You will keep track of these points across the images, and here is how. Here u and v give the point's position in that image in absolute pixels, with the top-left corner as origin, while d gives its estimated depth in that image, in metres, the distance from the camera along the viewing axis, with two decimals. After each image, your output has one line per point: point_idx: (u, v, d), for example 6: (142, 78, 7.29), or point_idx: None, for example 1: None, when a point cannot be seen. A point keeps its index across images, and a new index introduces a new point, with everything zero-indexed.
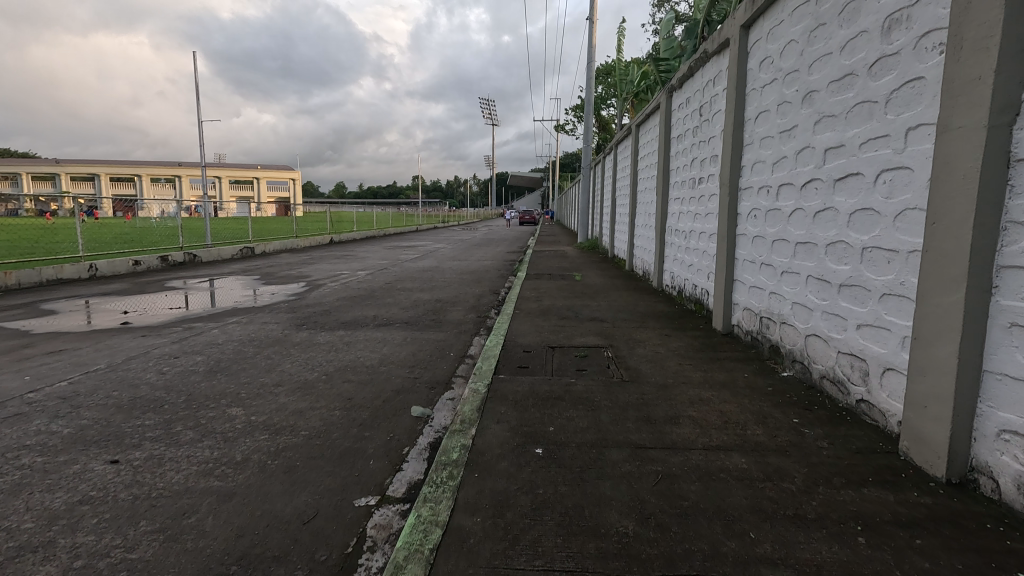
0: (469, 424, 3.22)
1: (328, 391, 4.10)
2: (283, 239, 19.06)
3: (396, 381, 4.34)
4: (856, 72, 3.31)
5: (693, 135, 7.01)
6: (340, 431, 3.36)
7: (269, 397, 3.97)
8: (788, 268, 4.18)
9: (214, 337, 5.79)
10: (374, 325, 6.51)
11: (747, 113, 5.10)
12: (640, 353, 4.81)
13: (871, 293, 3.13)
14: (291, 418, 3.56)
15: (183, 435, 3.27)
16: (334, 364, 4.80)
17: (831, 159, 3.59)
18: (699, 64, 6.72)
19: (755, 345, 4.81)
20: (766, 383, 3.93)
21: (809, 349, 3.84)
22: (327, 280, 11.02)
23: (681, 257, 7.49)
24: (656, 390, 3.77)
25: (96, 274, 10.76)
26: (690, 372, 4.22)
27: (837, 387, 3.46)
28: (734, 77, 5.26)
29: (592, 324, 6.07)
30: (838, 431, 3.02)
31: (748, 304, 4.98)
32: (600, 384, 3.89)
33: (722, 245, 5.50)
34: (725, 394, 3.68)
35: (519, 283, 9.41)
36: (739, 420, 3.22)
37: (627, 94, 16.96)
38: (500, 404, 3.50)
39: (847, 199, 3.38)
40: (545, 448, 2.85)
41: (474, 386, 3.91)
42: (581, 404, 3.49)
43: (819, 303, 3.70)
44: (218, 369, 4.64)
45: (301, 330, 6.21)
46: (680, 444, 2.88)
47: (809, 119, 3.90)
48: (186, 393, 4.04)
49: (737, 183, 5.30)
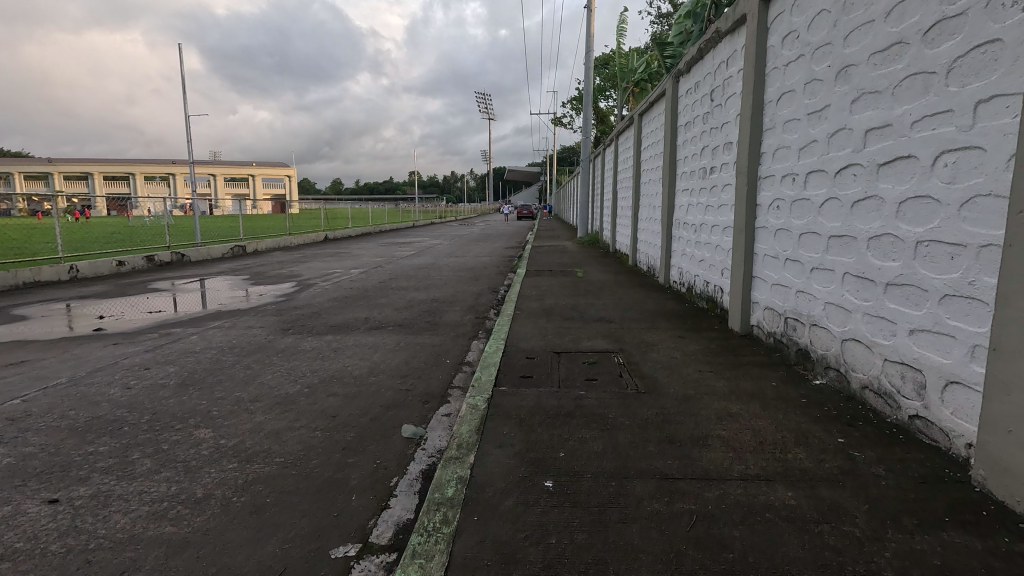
0: (467, 449, 2.81)
1: (311, 407, 3.68)
2: (275, 238, 18.59)
3: (386, 394, 3.92)
4: (907, 40, 2.89)
5: (703, 122, 6.58)
6: (320, 457, 2.95)
7: (244, 415, 3.55)
8: (820, 264, 3.77)
9: (190, 344, 5.36)
10: (365, 328, 6.08)
11: (767, 94, 4.68)
12: (653, 357, 4.41)
13: (926, 294, 2.72)
14: (266, 441, 3.14)
15: (140, 465, 2.85)
16: (319, 375, 4.38)
17: (874, 142, 3.17)
18: (711, 46, 6.30)
19: (780, 349, 4.40)
20: (798, 393, 3.52)
21: (847, 355, 3.43)
22: (319, 279, 10.56)
23: (690, 251, 7.08)
24: (677, 404, 3.36)
25: (77, 275, 10.32)
26: (712, 380, 3.80)
27: (883, 400, 3.06)
28: (752, 56, 4.83)
29: (599, 326, 5.66)
30: (894, 453, 2.61)
31: (770, 303, 4.57)
32: (613, 396, 3.48)
33: (739, 240, 5.08)
34: (756, 407, 3.27)
35: (519, 281, 9.00)
36: (776, 440, 2.81)
37: (627, 84, 16.53)
38: (503, 423, 3.09)
39: (895, 186, 2.97)
40: (556, 481, 2.43)
41: (472, 400, 3.50)
42: (594, 422, 3.08)
43: (859, 303, 3.29)
44: (191, 382, 4.22)
45: (287, 335, 5.77)
46: (714, 473, 2.47)
47: (845, 98, 3.49)
48: (152, 411, 3.62)
49: (757, 171, 4.87)
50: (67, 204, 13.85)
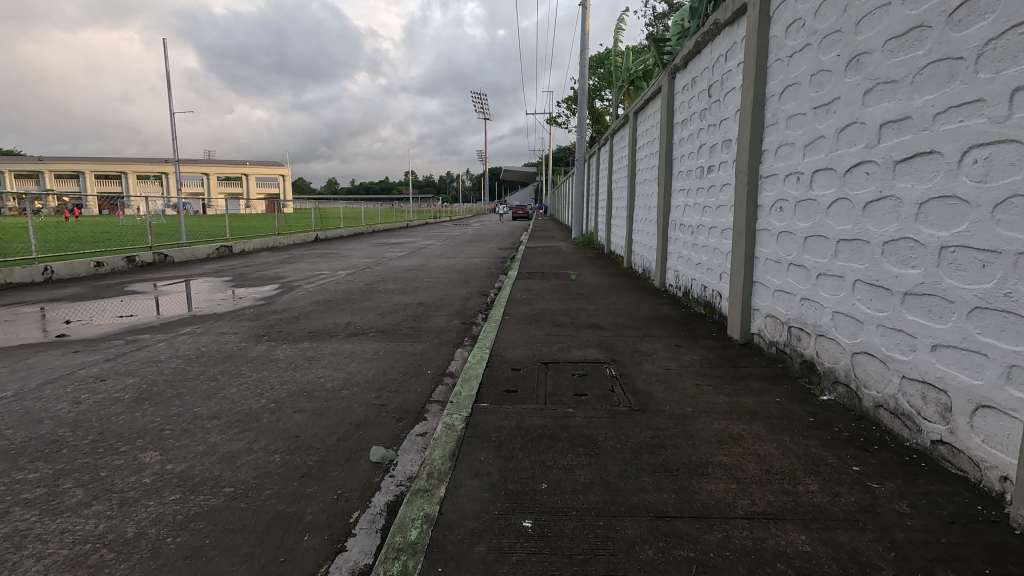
0: (438, 479, 2.50)
1: (273, 426, 3.37)
2: (263, 238, 18.21)
3: (357, 411, 3.61)
4: (929, 22, 2.60)
5: (701, 119, 6.29)
6: (274, 487, 2.63)
7: (198, 435, 3.23)
8: (827, 270, 3.48)
9: (156, 353, 5.03)
10: (345, 335, 5.76)
11: (769, 88, 4.40)
12: (648, 369, 4.11)
13: (953, 306, 2.44)
14: (217, 467, 2.83)
15: (70, 497, 2.53)
16: (287, 388, 4.06)
17: (890, 136, 2.89)
18: (709, 39, 6.01)
19: (783, 360, 4.10)
20: (805, 411, 3.23)
21: (858, 369, 3.16)
22: (303, 281, 10.21)
23: (687, 254, 6.80)
24: (673, 424, 3.06)
25: (52, 277, 9.96)
26: (711, 396, 3.51)
27: (901, 422, 2.78)
28: (753, 48, 4.55)
29: (591, 333, 5.35)
30: (917, 486, 2.33)
31: (773, 310, 4.28)
32: (604, 415, 3.18)
33: (739, 242, 4.79)
34: (759, 428, 2.97)
35: (509, 284, 8.70)
36: (785, 468, 2.51)
37: (622, 83, 16.26)
38: (479, 447, 2.79)
39: (915, 186, 2.69)
40: (536, 521, 2.13)
41: (449, 419, 3.19)
42: (580, 446, 2.78)
43: (873, 314, 3.01)
44: (147, 397, 3.89)
45: (260, 342, 5.45)
46: (714, 510, 2.18)
47: (856, 90, 3.20)
48: (97, 431, 3.29)
49: (758, 169, 4.58)
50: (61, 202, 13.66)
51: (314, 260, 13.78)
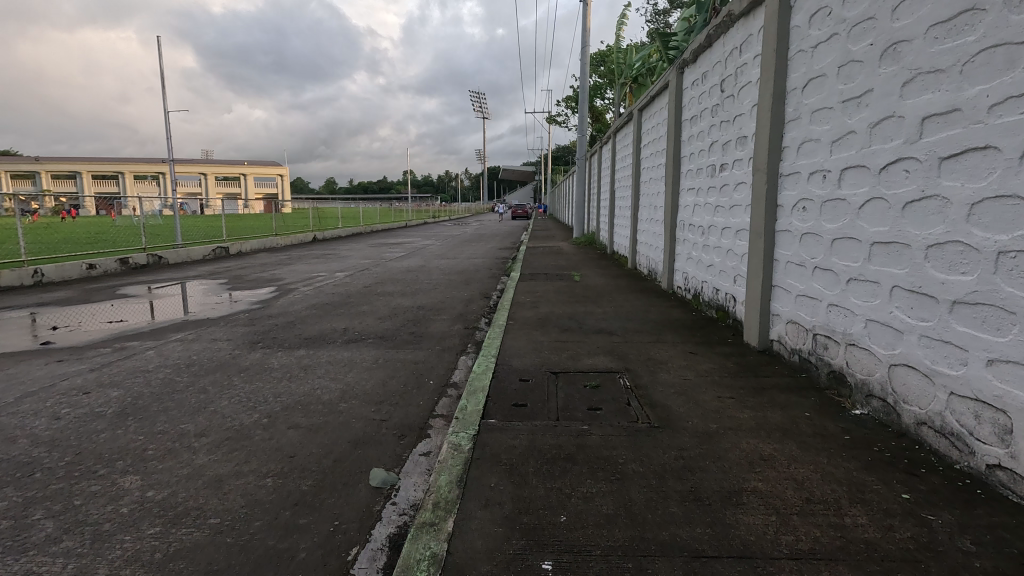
0: (444, 510, 2.27)
1: (265, 444, 3.13)
2: (260, 238, 17.97)
3: (356, 427, 3.37)
4: (983, 5, 2.37)
5: (712, 116, 6.06)
6: (264, 518, 2.39)
7: (183, 456, 2.99)
8: (859, 275, 3.25)
9: (143, 362, 4.79)
10: (342, 341, 5.53)
11: (790, 80, 4.16)
12: (664, 379, 3.88)
13: (1014, 317, 2.21)
14: (202, 494, 2.59)
15: (38, 531, 2.29)
16: (281, 400, 3.82)
17: (934, 131, 2.66)
18: (721, 32, 5.78)
19: (807, 369, 3.88)
20: (839, 427, 3.00)
21: (896, 382, 2.93)
22: (300, 284, 9.96)
23: (697, 255, 6.57)
24: (698, 443, 2.83)
25: (42, 280, 9.72)
26: (735, 410, 3.27)
27: (949, 442, 2.55)
28: (772, 39, 4.31)
29: (600, 339, 5.11)
30: (979, 518, 2.10)
31: (795, 316, 4.05)
32: (621, 433, 2.95)
33: (757, 244, 4.56)
34: (792, 448, 2.74)
35: (512, 286, 8.48)
36: (827, 497, 2.28)
37: (624, 80, 16.03)
38: (489, 472, 2.56)
39: (965, 185, 2.46)
40: (557, 563, 1.90)
41: (455, 438, 2.95)
42: (599, 470, 2.55)
43: (914, 323, 2.77)
44: (131, 412, 3.65)
45: (254, 349, 5.20)
46: (755, 549, 1.95)
47: (893, 81, 2.96)
48: (75, 451, 3.05)
49: (777, 167, 4.35)
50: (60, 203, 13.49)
51: (311, 261, 13.53)
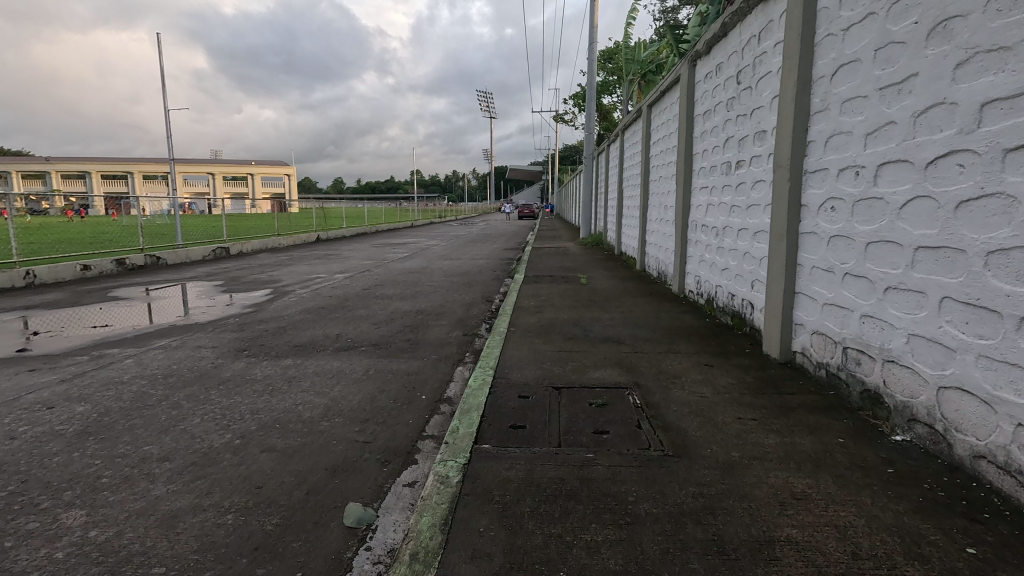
0: (425, 564, 1.93)
1: (232, 471, 2.80)
2: (262, 238, 17.73)
3: (336, 450, 3.04)
4: None
5: (728, 110, 5.69)
6: (217, 567, 2.06)
7: (140, 486, 2.67)
8: (900, 283, 2.88)
9: (119, 372, 4.48)
10: (333, 349, 5.21)
11: (817, 68, 3.79)
12: (678, 396, 3.53)
13: None
14: (151, 535, 2.26)
15: None
16: (257, 418, 3.49)
17: (997, 119, 2.29)
18: (738, 19, 5.41)
19: (836, 385, 3.51)
20: (880, 457, 2.64)
21: (945, 408, 2.57)
22: (297, 286, 9.67)
23: (710, 258, 6.20)
24: (720, 476, 2.47)
25: (34, 281, 9.50)
26: (758, 435, 2.92)
27: (1016, 481, 2.19)
28: (797, 23, 3.94)
29: (608, 348, 4.76)
30: None
31: (822, 327, 3.69)
32: (632, 462, 2.60)
33: (779, 247, 4.21)
34: (828, 483, 2.39)
35: (515, 289, 8.13)
36: (877, 550, 1.93)
37: (634, 76, 15.62)
38: (480, 512, 2.22)
39: None
40: None
41: (442, 469, 2.61)
42: (606, 510, 2.21)
43: (971, 340, 2.40)
44: (93, 431, 3.33)
45: (238, 359, 4.88)
46: None
47: (944, 62, 2.59)
48: (22, 479, 2.74)
49: (802, 163, 3.98)
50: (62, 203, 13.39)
51: (311, 262, 13.25)
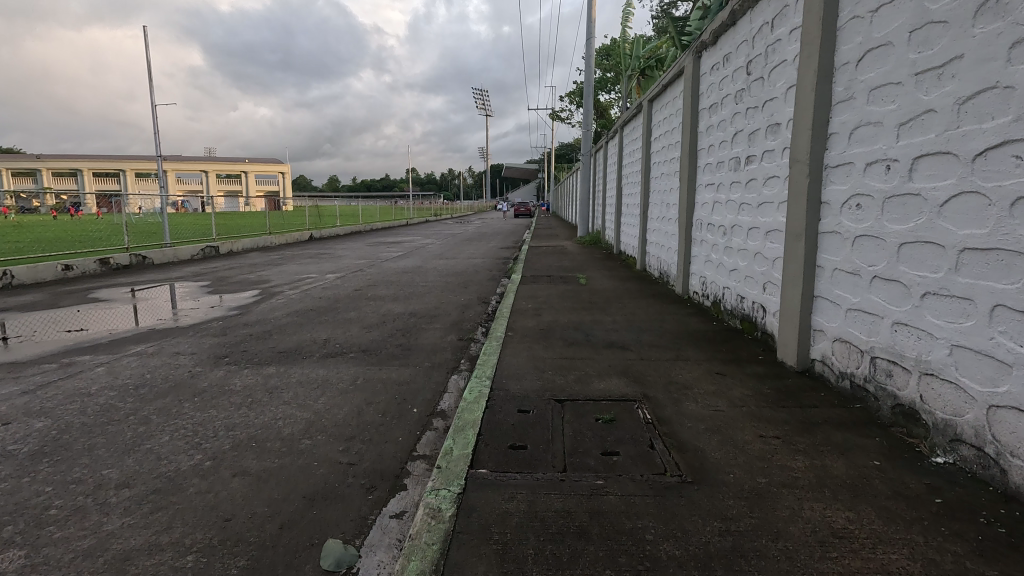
0: None
1: (198, 500, 2.50)
2: (253, 237, 17.35)
3: (316, 474, 2.74)
4: None
5: (736, 102, 5.41)
6: None
7: (92, 519, 2.36)
8: (940, 289, 2.60)
9: (87, 383, 4.16)
10: (320, 356, 4.89)
11: (840, 54, 3.51)
12: (692, 411, 3.24)
13: None
14: None
15: None
16: (230, 436, 3.18)
17: None
18: (748, 6, 5.12)
19: (862, 398, 3.24)
20: (924, 484, 2.36)
21: (998, 429, 2.29)
22: (286, 286, 9.34)
23: (717, 258, 5.93)
24: (748, 508, 2.19)
25: (12, 281, 9.13)
26: (784, 456, 2.63)
27: None
28: (816, 7, 3.66)
29: (612, 355, 4.48)
30: None
31: (845, 334, 3.41)
32: (647, 491, 2.32)
33: (796, 248, 3.93)
34: (870, 517, 2.11)
35: (512, 290, 7.83)
36: None
37: (632, 73, 15.30)
38: (477, 555, 1.92)
39: None
40: None
41: (433, 499, 2.31)
42: (621, 552, 1.92)
43: None
44: (48, 451, 3.02)
45: (217, 367, 4.56)
46: None
47: (995, 42, 2.31)
48: None
49: (822, 157, 3.70)
50: (47, 202, 12.98)
51: (303, 262, 12.90)
